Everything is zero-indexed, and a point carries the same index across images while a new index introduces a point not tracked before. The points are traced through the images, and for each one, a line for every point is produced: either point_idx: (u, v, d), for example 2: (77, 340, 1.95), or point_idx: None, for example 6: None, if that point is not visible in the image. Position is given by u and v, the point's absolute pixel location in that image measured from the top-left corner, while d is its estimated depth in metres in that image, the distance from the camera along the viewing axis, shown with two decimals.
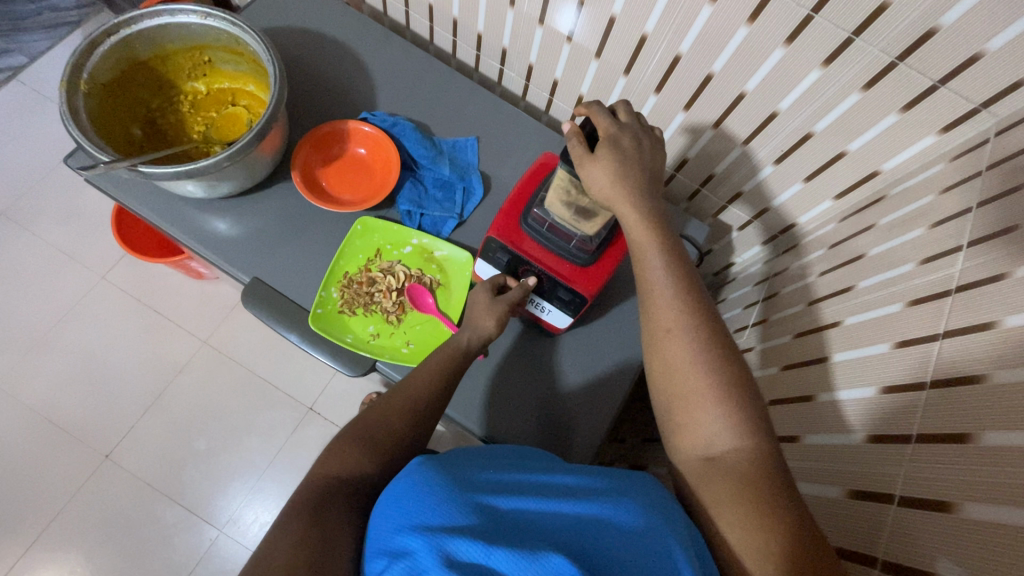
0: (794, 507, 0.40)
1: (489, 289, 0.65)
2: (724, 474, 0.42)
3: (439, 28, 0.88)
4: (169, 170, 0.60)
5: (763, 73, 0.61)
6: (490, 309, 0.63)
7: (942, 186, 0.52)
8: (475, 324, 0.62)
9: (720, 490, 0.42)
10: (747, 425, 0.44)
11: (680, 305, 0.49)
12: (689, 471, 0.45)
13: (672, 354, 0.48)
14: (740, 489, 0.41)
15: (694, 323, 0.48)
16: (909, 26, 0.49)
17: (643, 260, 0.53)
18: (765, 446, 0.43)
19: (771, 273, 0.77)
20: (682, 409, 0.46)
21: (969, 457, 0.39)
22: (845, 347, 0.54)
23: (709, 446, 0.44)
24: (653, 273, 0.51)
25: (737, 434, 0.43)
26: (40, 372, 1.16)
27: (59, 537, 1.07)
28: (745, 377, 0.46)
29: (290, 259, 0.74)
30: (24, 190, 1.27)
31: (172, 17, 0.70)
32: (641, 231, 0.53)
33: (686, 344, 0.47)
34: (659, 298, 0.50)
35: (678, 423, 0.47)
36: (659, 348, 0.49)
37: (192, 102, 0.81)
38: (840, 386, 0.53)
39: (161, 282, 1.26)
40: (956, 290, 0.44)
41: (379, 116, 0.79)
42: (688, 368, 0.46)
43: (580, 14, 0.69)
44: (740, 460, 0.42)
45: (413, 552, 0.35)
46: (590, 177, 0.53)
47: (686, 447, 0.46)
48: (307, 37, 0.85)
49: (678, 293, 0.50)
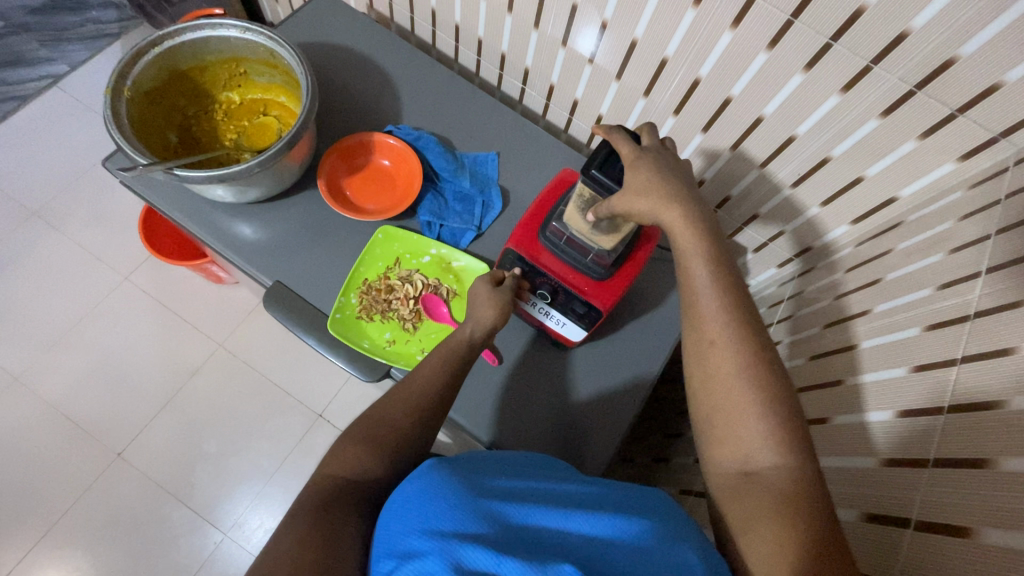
0: (825, 524, 0.40)
1: (488, 280, 0.65)
2: (760, 488, 0.42)
3: (464, 48, 0.91)
4: (203, 175, 0.63)
5: (782, 98, 0.62)
6: (490, 299, 0.63)
7: (960, 213, 0.52)
8: (476, 316, 0.62)
9: (753, 504, 0.42)
10: (789, 444, 0.43)
11: (729, 318, 0.49)
12: (723, 483, 0.45)
13: (716, 365, 0.48)
14: (774, 503, 0.41)
15: (740, 335, 0.48)
16: (928, 55, 0.50)
17: (688, 269, 0.53)
18: (800, 461, 0.43)
19: (801, 290, 0.74)
20: (724, 423, 0.46)
21: (990, 483, 0.38)
22: (875, 367, 0.53)
23: (748, 461, 0.44)
24: (699, 283, 0.52)
25: (778, 452, 0.43)
26: (59, 369, 1.19)
27: (68, 532, 1.08)
28: (781, 393, 0.45)
29: (311, 266, 0.75)
30: (56, 193, 1.32)
31: (213, 31, 0.74)
32: (688, 239, 0.53)
33: (729, 357, 0.48)
34: (703, 309, 0.51)
35: (715, 435, 0.47)
36: (702, 357, 0.49)
37: (226, 111, 0.85)
38: (868, 407, 0.52)
39: (181, 285, 1.28)
40: (975, 316, 0.44)
41: (404, 130, 0.82)
42: (733, 382, 0.47)
43: (601, 38, 0.72)
44: (780, 477, 0.42)
45: (424, 555, 0.36)
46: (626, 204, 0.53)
47: (725, 459, 0.46)
48: (337, 53, 0.88)
49: (719, 305, 0.50)
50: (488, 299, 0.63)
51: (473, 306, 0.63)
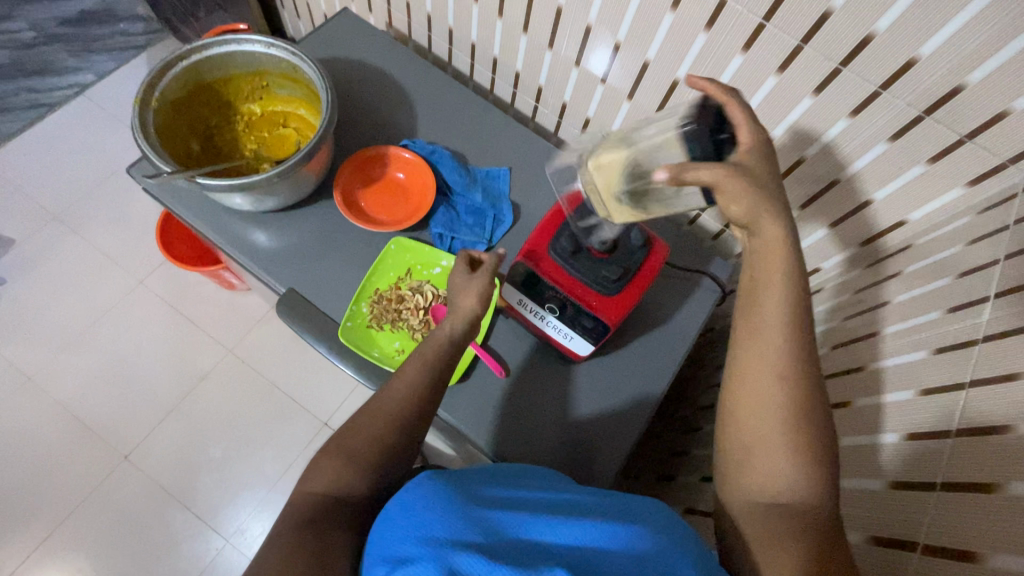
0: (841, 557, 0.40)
1: (464, 263, 0.66)
2: (785, 517, 0.41)
3: (479, 65, 0.93)
4: (224, 183, 0.65)
5: (791, 120, 0.63)
6: (468, 285, 0.64)
7: (969, 237, 0.52)
8: (454, 303, 0.64)
9: (773, 531, 0.41)
10: (820, 475, 0.42)
11: (785, 339, 0.46)
12: (745, 502, 0.44)
13: (761, 385, 0.46)
14: (795, 534, 0.40)
15: (796, 359, 0.45)
16: (935, 83, 0.51)
17: (764, 289, 0.48)
18: (831, 491, 0.42)
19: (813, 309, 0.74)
20: (762, 444, 0.44)
21: (999, 509, 0.38)
22: (898, 387, 0.51)
23: (780, 488, 0.43)
24: (766, 304, 0.48)
25: (810, 483, 0.42)
26: (72, 369, 1.20)
27: (72, 533, 1.09)
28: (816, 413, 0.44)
29: (325, 275, 0.77)
30: (78, 198, 1.35)
31: (239, 46, 0.76)
32: (774, 265, 0.48)
33: (778, 380, 0.45)
34: (759, 328, 0.48)
35: (748, 454, 0.45)
36: (740, 376, 0.47)
37: (248, 122, 0.87)
38: (884, 429, 0.50)
39: (194, 290, 1.30)
40: (983, 339, 0.44)
41: (419, 144, 0.84)
42: (775, 405, 0.44)
43: (614, 58, 0.73)
44: (807, 509, 0.41)
45: (417, 560, 0.36)
46: (693, 169, 0.48)
47: (753, 480, 0.44)
48: (356, 69, 0.91)
49: (784, 327, 0.46)
50: (467, 287, 0.64)
51: (455, 294, 0.64)
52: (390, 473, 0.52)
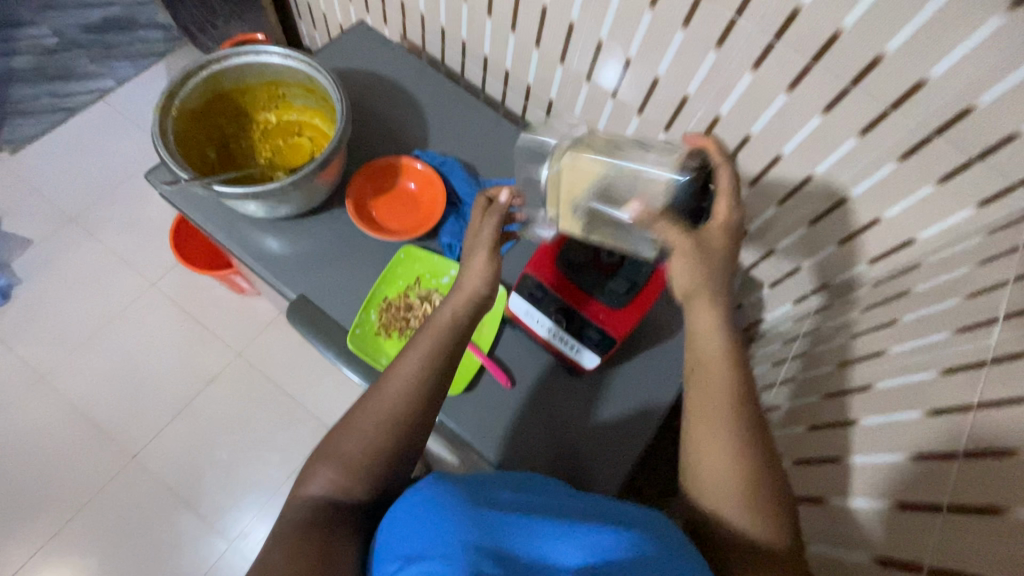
0: None
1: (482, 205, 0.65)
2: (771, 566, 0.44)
3: (492, 78, 0.94)
4: (239, 191, 0.66)
5: (800, 138, 0.63)
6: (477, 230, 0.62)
7: (978, 258, 0.52)
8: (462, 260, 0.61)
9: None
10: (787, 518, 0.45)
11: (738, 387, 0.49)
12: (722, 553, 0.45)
13: (718, 438, 0.47)
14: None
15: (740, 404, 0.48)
16: (944, 104, 0.51)
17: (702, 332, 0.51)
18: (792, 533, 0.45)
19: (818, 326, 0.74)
20: (728, 502, 0.46)
21: (1005, 534, 0.37)
22: (905, 407, 0.50)
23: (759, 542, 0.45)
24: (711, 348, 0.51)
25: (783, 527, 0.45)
26: (84, 369, 1.22)
27: (79, 531, 1.10)
28: (768, 469, 0.47)
29: (335, 282, 0.78)
30: (95, 200, 1.38)
31: (257, 57, 0.78)
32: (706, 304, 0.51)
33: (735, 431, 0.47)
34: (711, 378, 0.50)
35: (714, 513, 0.46)
36: (698, 432, 0.48)
37: (263, 130, 0.89)
38: (888, 449, 0.50)
39: (205, 293, 1.32)
40: (991, 361, 0.44)
41: (430, 155, 0.85)
42: (739, 461, 0.46)
43: (625, 73, 0.74)
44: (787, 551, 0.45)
45: (432, 557, 0.37)
46: (656, 225, 0.51)
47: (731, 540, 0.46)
48: (371, 80, 0.92)
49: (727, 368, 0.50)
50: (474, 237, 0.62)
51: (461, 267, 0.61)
52: (394, 479, 0.53)
